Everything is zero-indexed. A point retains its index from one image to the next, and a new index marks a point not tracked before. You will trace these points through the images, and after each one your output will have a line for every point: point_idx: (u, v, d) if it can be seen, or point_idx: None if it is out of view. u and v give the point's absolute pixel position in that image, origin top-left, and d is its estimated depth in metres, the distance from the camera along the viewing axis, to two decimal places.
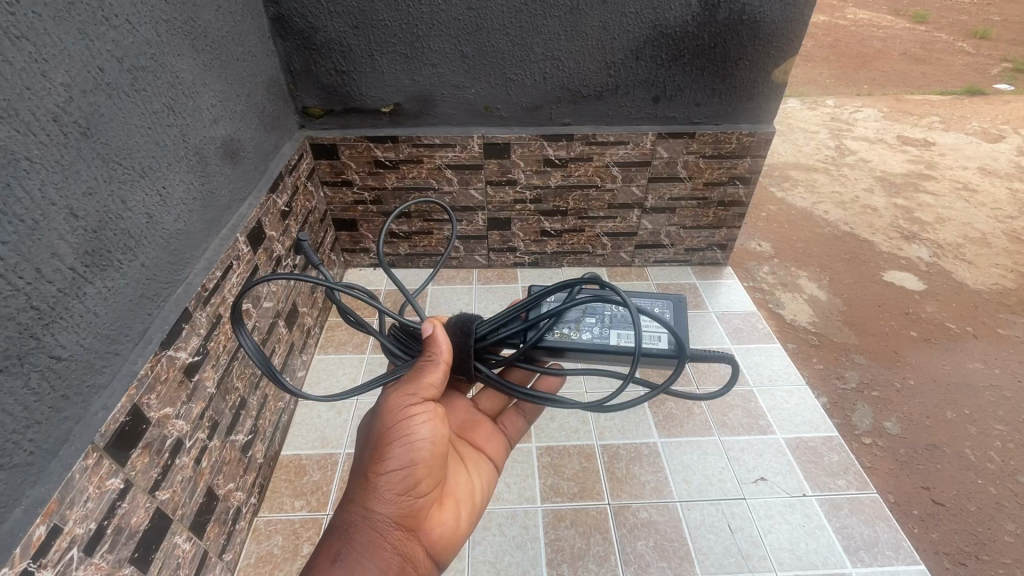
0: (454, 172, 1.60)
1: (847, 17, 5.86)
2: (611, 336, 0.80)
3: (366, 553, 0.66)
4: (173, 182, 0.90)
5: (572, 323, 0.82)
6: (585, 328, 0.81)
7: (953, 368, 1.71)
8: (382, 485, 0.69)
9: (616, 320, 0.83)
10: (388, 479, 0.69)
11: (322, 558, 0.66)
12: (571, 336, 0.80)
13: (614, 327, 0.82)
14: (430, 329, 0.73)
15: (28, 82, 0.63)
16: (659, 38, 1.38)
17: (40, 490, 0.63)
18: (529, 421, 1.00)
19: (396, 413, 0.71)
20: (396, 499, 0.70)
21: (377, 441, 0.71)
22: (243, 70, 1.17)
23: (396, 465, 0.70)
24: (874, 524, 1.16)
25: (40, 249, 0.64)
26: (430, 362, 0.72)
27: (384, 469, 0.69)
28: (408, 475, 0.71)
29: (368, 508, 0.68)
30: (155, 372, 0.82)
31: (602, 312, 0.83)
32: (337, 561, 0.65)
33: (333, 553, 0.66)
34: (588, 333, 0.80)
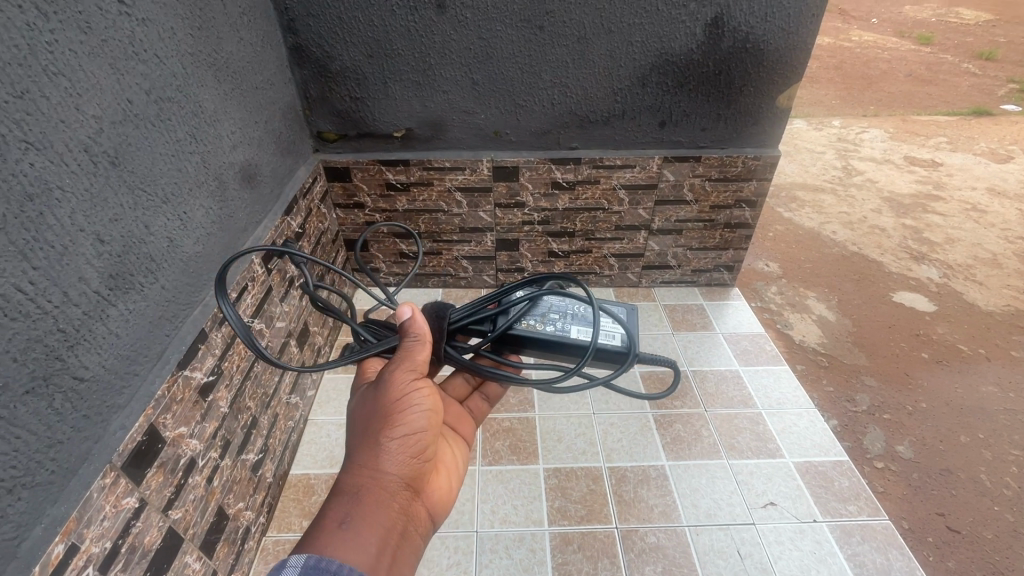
0: (463, 194, 1.64)
1: (852, 39, 5.93)
2: (571, 329, 0.84)
3: (376, 512, 0.66)
4: (194, 207, 0.93)
5: (539, 315, 0.86)
6: (551, 320, 0.85)
7: (966, 392, 1.69)
8: (388, 447, 0.70)
9: (579, 316, 0.87)
10: (394, 442, 0.71)
11: (328, 520, 0.64)
12: (536, 327, 0.84)
13: (577, 322, 0.86)
14: (407, 313, 0.75)
15: (63, 115, 0.67)
16: (665, 65, 1.42)
17: (59, 508, 0.64)
18: (492, 401, 1.04)
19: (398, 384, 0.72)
20: (402, 462, 0.71)
21: (380, 409, 0.72)
22: (262, 97, 1.22)
23: (402, 429, 0.72)
24: (887, 551, 1.14)
25: (68, 273, 0.67)
26: (417, 340, 0.74)
27: (390, 434, 0.71)
28: (413, 439, 0.72)
29: (376, 470, 0.69)
30: (171, 392, 0.84)
31: (568, 308, 0.87)
32: (348, 520, 0.64)
33: (341, 514, 0.64)
34: (552, 325, 0.84)
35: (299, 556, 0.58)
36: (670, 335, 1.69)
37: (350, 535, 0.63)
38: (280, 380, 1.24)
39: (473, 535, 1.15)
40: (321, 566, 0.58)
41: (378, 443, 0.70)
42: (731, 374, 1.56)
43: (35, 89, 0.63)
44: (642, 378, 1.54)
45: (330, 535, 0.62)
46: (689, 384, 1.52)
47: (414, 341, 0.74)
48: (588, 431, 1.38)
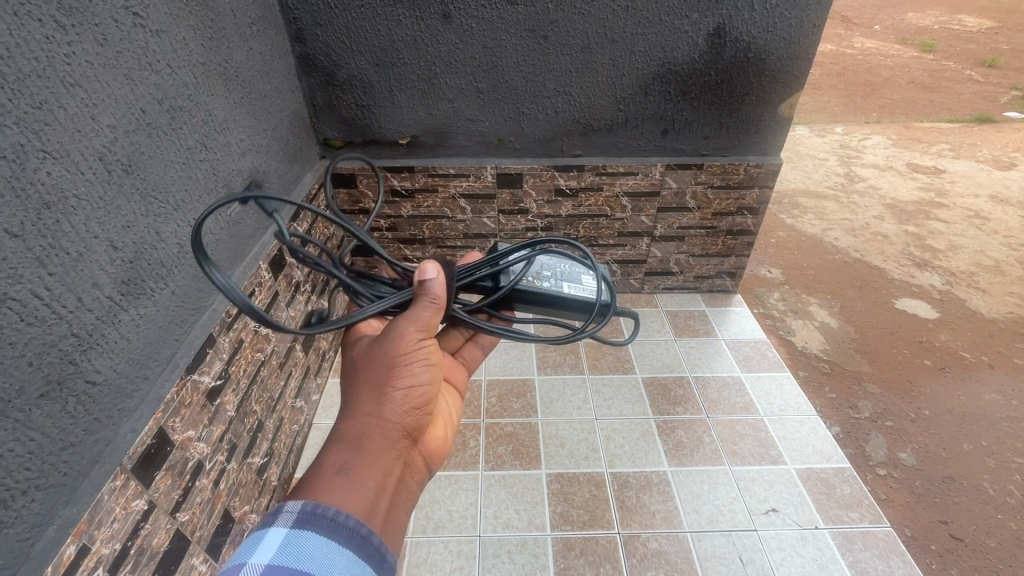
0: (467, 201, 1.65)
1: (855, 46, 5.95)
2: (562, 286, 0.91)
3: (375, 460, 0.67)
4: (203, 214, 0.95)
5: (532, 274, 0.91)
6: (542, 277, 0.91)
7: (969, 400, 1.69)
8: (389, 398, 0.71)
9: (565, 274, 0.94)
10: (394, 394, 0.72)
11: (328, 466, 0.65)
12: (533, 285, 0.89)
13: (565, 280, 0.93)
14: (432, 274, 0.70)
15: (79, 125, 0.68)
16: (667, 74, 1.43)
17: (71, 510, 0.65)
18: (485, 352, 1.03)
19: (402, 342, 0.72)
20: (402, 412, 0.72)
21: (381, 363, 0.72)
22: (270, 105, 1.24)
23: (403, 382, 0.72)
24: (889, 559, 1.15)
25: (82, 279, 0.68)
26: (431, 303, 0.71)
27: (391, 387, 0.72)
28: (414, 392, 0.73)
29: (376, 420, 0.70)
30: (180, 396, 0.85)
31: (553, 267, 0.94)
32: (348, 467, 0.65)
33: (341, 462, 0.66)
34: (546, 281, 0.90)
35: (296, 503, 0.59)
36: (672, 341, 1.70)
37: (350, 481, 0.64)
38: (286, 384, 1.26)
39: (475, 539, 1.16)
40: (319, 512, 0.58)
41: (380, 395, 0.71)
42: (734, 381, 1.56)
43: (53, 99, 0.65)
44: (645, 384, 1.54)
45: (330, 480, 0.63)
46: (692, 389, 1.53)
47: (427, 302, 0.71)
48: (591, 436, 1.39)
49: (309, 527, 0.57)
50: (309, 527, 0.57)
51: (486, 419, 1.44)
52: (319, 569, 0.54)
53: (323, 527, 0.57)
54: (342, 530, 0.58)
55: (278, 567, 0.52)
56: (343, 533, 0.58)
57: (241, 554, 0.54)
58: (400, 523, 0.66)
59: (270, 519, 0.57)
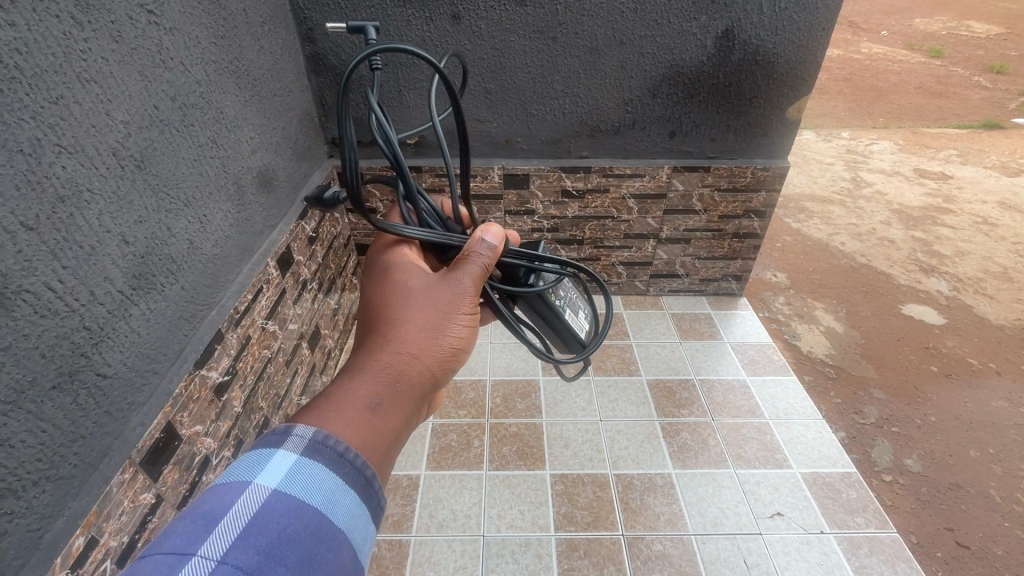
0: (473, 201, 1.66)
1: (862, 51, 5.93)
2: (567, 311, 0.93)
3: (400, 402, 0.67)
4: (213, 211, 0.96)
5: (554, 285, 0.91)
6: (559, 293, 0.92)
7: (976, 406, 1.68)
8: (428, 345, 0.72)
9: (572, 302, 0.96)
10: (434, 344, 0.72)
11: (357, 393, 0.64)
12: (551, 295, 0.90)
13: (570, 306, 0.94)
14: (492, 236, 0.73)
15: (94, 120, 0.69)
16: (676, 76, 1.44)
17: (81, 502, 0.66)
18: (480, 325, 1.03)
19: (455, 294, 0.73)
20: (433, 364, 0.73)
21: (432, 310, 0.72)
22: (280, 104, 1.25)
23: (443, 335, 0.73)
24: (895, 565, 1.14)
25: (95, 273, 0.69)
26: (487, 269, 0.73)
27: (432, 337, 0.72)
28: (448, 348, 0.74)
29: (410, 363, 0.70)
30: (188, 391, 0.86)
31: (568, 291, 0.95)
32: (377, 402, 0.64)
33: (371, 392, 0.65)
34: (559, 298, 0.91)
35: (309, 430, 0.56)
36: (677, 344, 1.70)
37: (376, 417, 0.63)
38: (292, 381, 1.26)
39: (479, 539, 1.16)
40: (331, 444, 0.56)
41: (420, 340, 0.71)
42: (739, 384, 1.56)
43: (69, 94, 0.65)
44: (649, 386, 1.54)
45: (356, 408, 0.62)
46: (697, 392, 1.53)
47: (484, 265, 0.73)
48: (595, 437, 1.39)
49: (316, 460, 0.54)
50: (316, 459, 0.54)
51: (491, 419, 1.44)
52: (320, 504, 0.51)
53: (334, 463, 0.55)
54: (348, 469, 0.56)
55: (279, 496, 0.50)
56: (349, 473, 0.55)
57: (243, 476, 0.51)
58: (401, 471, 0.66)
59: (279, 440, 0.54)
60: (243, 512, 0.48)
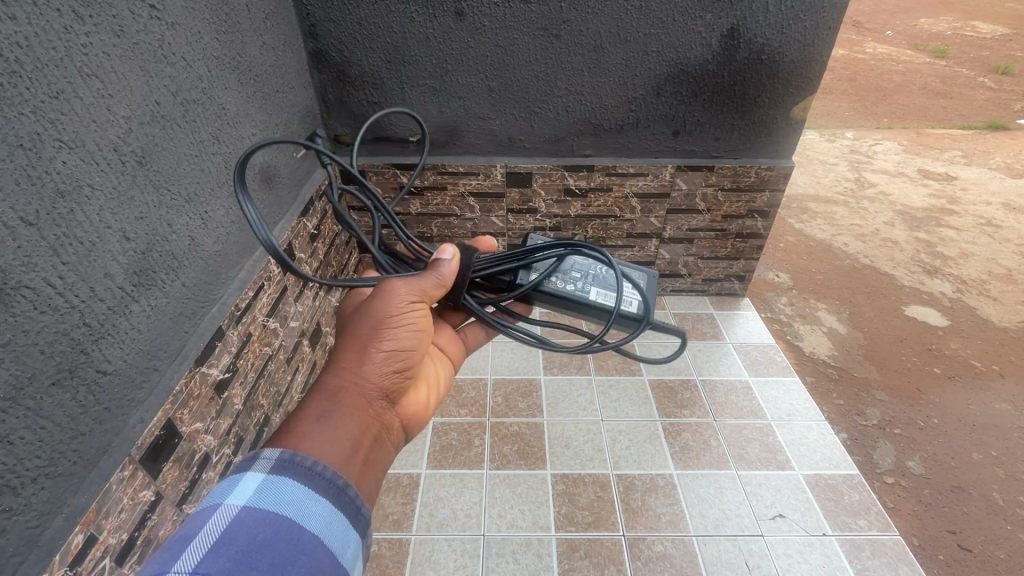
0: (476, 200, 1.65)
1: (866, 51, 5.91)
2: (590, 289, 0.90)
3: (351, 413, 0.71)
4: (215, 207, 0.95)
5: (561, 273, 0.92)
6: (569, 278, 0.91)
7: (979, 409, 1.67)
8: (371, 357, 0.75)
9: (599, 278, 0.92)
10: (377, 354, 0.76)
11: (306, 414, 0.68)
12: (558, 284, 0.90)
13: (596, 283, 0.91)
14: (446, 255, 0.80)
15: (95, 115, 0.68)
16: (680, 75, 1.43)
17: (80, 499, 0.65)
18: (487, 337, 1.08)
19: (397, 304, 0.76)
20: (382, 373, 0.76)
21: (370, 322, 0.76)
22: (282, 100, 1.24)
23: (386, 343, 0.76)
24: (897, 568, 1.13)
25: (95, 269, 0.68)
26: (436, 277, 0.78)
27: (374, 347, 0.75)
28: (396, 355, 0.77)
29: (357, 377, 0.74)
30: (189, 388, 0.85)
31: (589, 269, 0.92)
32: (326, 416, 0.68)
33: (319, 410, 0.69)
34: (571, 283, 0.90)
35: (274, 451, 0.59)
36: (679, 344, 1.69)
37: (326, 429, 0.67)
38: (293, 378, 1.26)
39: (480, 539, 1.16)
40: (297, 460, 0.59)
41: (363, 354, 0.75)
42: (741, 385, 1.55)
43: (70, 89, 0.65)
44: (651, 386, 1.54)
45: (306, 425, 0.66)
46: (699, 392, 1.52)
47: (434, 275, 0.78)
48: (596, 437, 1.39)
49: (286, 474, 0.57)
50: (286, 474, 0.57)
51: (492, 418, 1.44)
52: (292, 514, 0.54)
53: (303, 475, 0.58)
54: (319, 480, 0.58)
55: (251, 512, 0.53)
56: (321, 482, 0.58)
57: (215, 498, 0.54)
58: (374, 476, 0.69)
59: (247, 465, 0.57)
60: (217, 530, 0.50)
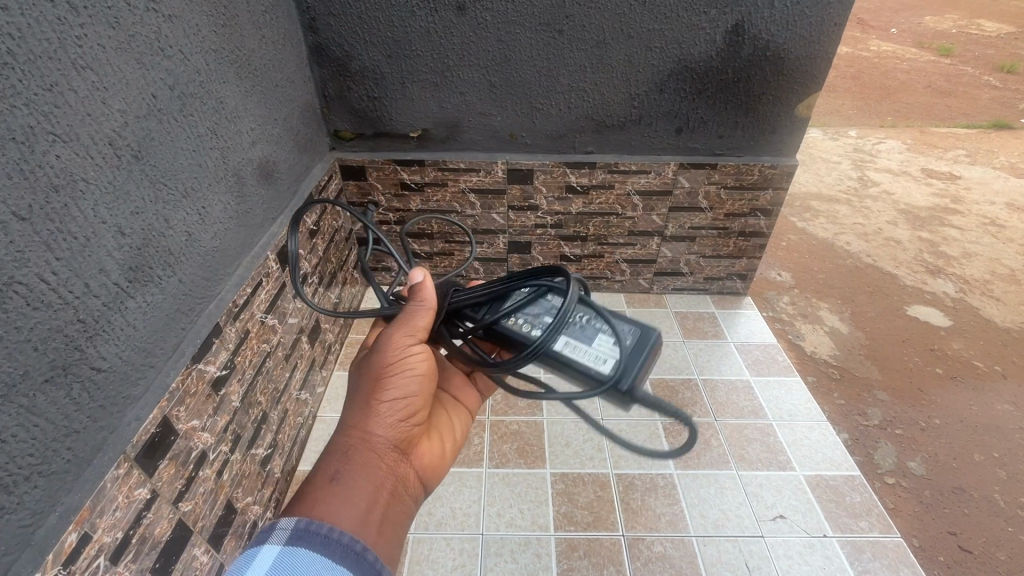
0: (476, 196, 1.64)
1: (870, 49, 5.88)
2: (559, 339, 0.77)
3: (365, 472, 0.72)
4: (212, 202, 0.94)
5: (533, 316, 0.79)
6: (539, 324, 0.78)
7: (981, 410, 1.66)
8: (379, 411, 0.76)
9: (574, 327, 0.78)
10: (384, 406, 0.76)
11: (320, 478, 0.70)
12: (522, 327, 0.78)
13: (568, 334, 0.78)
14: (419, 278, 0.79)
15: (90, 109, 0.67)
16: (683, 72, 1.41)
17: (74, 497, 0.65)
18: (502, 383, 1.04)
19: (397, 349, 0.77)
20: (392, 426, 0.77)
21: (374, 374, 0.77)
22: (281, 95, 1.23)
23: (393, 394, 0.77)
24: (898, 569, 1.13)
25: (90, 264, 0.67)
26: (422, 309, 0.77)
27: (381, 400, 0.76)
28: (403, 406, 0.78)
29: (368, 434, 0.75)
30: (186, 385, 0.84)
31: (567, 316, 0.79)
32: (338, 476, 0.70)
33: (333, 472, 0.70)
34: (539, 331, 0.77)
35: (289, 521, 0.62)
36: (680, 343, 1.68)
37: (339, 492, 0.68)
38: (291, 375, 1.25)
39: (479, 538, 1.15)
40: (311, 529, 0.62)
41: (371, 409, 0.76)
42: (742, 384, 1.54)
43: (64, 82, 0.64)
44: (651, 385, 1.53)
45: (321, 491, 0.68)
46: (699, 392, 1.51)
47: (422, 308, 0.77)
48: (596, 436, 1.38)
49: (301, 544, 0.60)
50: (301, 543, 0.60)
51: (491, 416, 1.43)
52: None
53: (316, 544, 0.60)
54: (335, 546, 0.61)
55: None
56: (336, 549, 0.61)
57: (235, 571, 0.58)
58: (393, 535, 0.69)
59: (263, 537, 0.61)
60: None
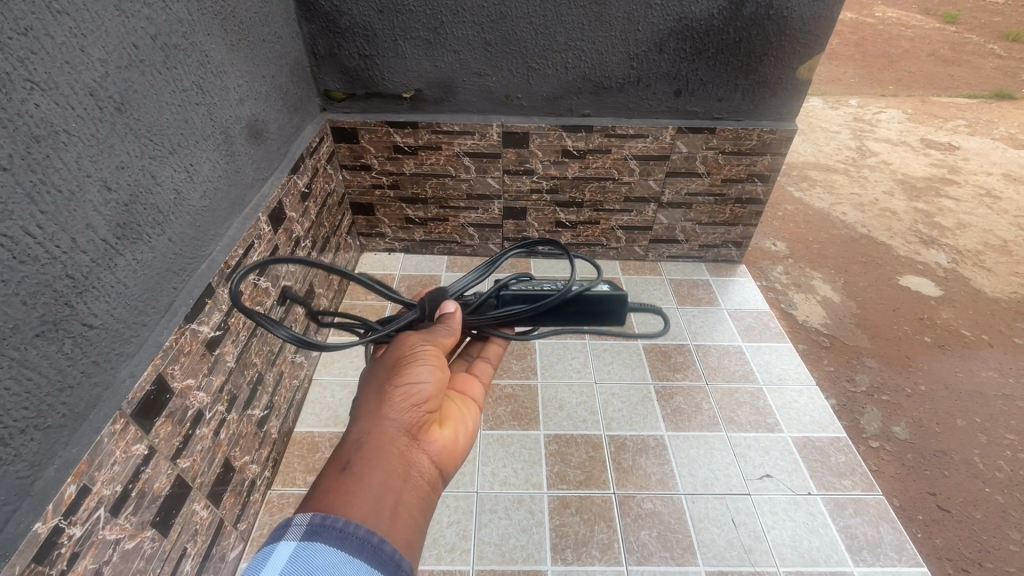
0: (471, 159, 1.61)
1: (875, 15, 5.73)
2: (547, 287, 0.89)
3: (380, 459, 0.61)
4: (200, 160, 0.92)
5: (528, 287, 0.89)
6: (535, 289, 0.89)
7: (966, 376, 1.69)
8: (392, 395, 0.67)
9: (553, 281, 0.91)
10: (396, 391, 0.67)
11: (332, 467, 0.60)
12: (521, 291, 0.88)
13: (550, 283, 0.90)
14: (451, 307, 0.81)
15: (68, 57, 0.65)
16: (683, 31, 1.38)
17: (71, 450, 0.65)
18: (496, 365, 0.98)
19: (406, 346, 0.73)
20: (409, 409, 0.67)
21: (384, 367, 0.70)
22: (269, 50, 1.19)
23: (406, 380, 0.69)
24: (879, 525, 1.17)
25: (75, 220, 0.66)
26: (449, 328, 0.79)
27: (392, 385, 0.68)
28: (419, 391, 0.69)
29: (379, 418, 0.65)
30: (179, 344, 0.84)
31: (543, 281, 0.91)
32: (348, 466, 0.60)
33: (345, 461, 0.60)
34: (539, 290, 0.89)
35: (305, 516, 0.53)
36: (674, 309, 1.69)
37: (350, 480, 0.58)
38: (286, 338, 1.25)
39: (473, 495, 1.17)
40: (329, 523, 0.53)
41: (383, 394, 0.67)
42: (734, 350, 1.56)
43: (38, 26, 0.61)
44: (645, 350, 1.54)
45: (332, 481, 0.58)
46: (692, 356, 1.53)
47: (445, 326, 0.78)
48: (590, 399, 1.40)
49: (319, 539, 0.51)
50: (319, 539, 0.51)
51: None
52: None
53: (333, 540, 0.51)
54: (353, 541, 0.52)
55: None
56: (354, 544, 0.52)
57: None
58: (412, 527, 0.58)
59: (278, 534, 0.51)
60: None
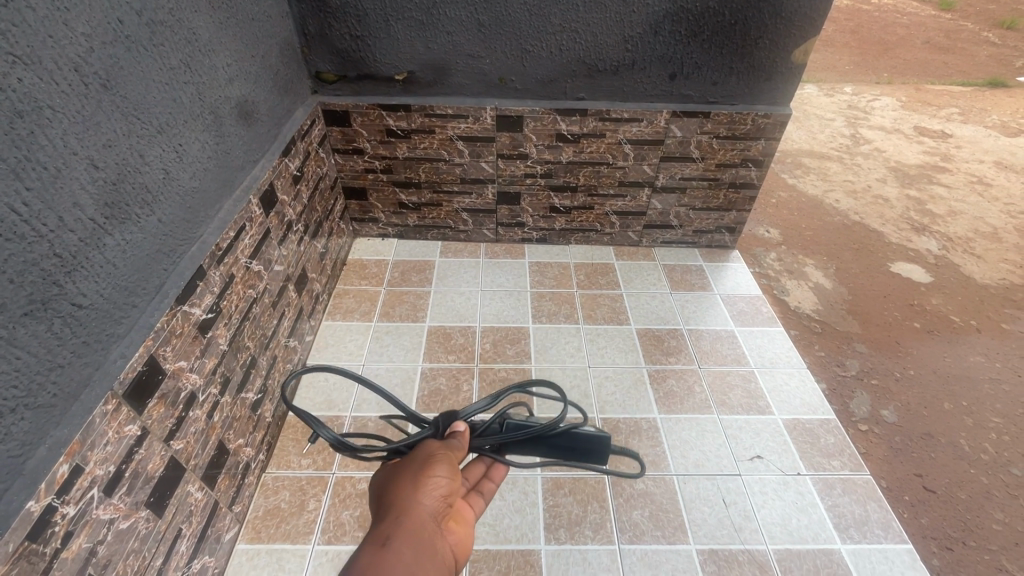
0: (465, 143, 1.60)
1: (871, 2, 5.71)
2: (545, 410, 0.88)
3: (416, 542, 0.59)
4: (189, 140, 0.90)
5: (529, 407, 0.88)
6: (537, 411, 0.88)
7: (953, 361, 1.71)
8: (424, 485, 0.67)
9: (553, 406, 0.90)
10: (428, 482, 0.67)
11: (367, 544, 0.57)
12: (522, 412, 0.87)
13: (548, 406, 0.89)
14: (462, 427, 0.78)
15: (50, 30, 0.63)
16: (679, 13, 1.37)
17: (62, 430, 0.65)
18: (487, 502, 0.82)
19: (431, 446, 0.74)
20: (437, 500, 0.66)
21: (413, 462, 0.70)
22: (258, 29, 1.17)
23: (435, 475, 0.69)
24: (866, 503, 1.19)
25: (62, 197, 0.65)
26: (461, 441, 0.78)
27: (423, 477, 0.68)
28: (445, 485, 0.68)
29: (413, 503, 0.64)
30: (171, 325, 0.84)
31: None
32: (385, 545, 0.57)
33: (382, 538, 0.58)
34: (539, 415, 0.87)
35: None
36: (668, 294, 1.70)
37: (390, 557, 0.55)
38: (279, 322, 1.25)
39: None
40: None
41: (415, 483, 0.67)
42: (727, 334, 1.57)
43: None
44: (637, 334, 1.55)
45: (371, 556, 0.55)
46: (685, 340, 1.54)
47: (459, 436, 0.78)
48: (583, 383, 1.40)
49: None
50: None
51: (480, 363, 1.43)
52: None
53: None
54: None
55: None
56: None
57: None
58: None
59: None
60: None
